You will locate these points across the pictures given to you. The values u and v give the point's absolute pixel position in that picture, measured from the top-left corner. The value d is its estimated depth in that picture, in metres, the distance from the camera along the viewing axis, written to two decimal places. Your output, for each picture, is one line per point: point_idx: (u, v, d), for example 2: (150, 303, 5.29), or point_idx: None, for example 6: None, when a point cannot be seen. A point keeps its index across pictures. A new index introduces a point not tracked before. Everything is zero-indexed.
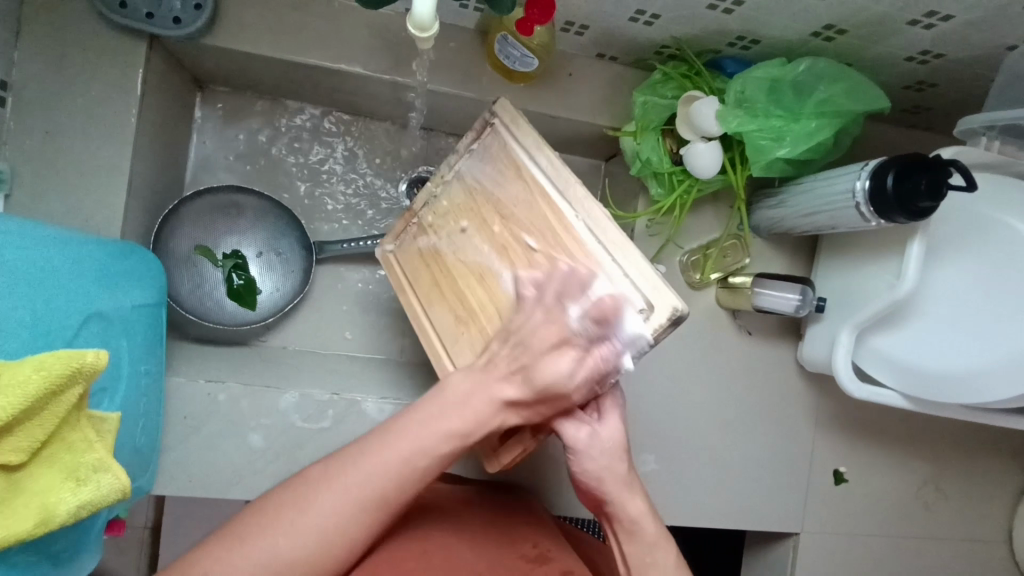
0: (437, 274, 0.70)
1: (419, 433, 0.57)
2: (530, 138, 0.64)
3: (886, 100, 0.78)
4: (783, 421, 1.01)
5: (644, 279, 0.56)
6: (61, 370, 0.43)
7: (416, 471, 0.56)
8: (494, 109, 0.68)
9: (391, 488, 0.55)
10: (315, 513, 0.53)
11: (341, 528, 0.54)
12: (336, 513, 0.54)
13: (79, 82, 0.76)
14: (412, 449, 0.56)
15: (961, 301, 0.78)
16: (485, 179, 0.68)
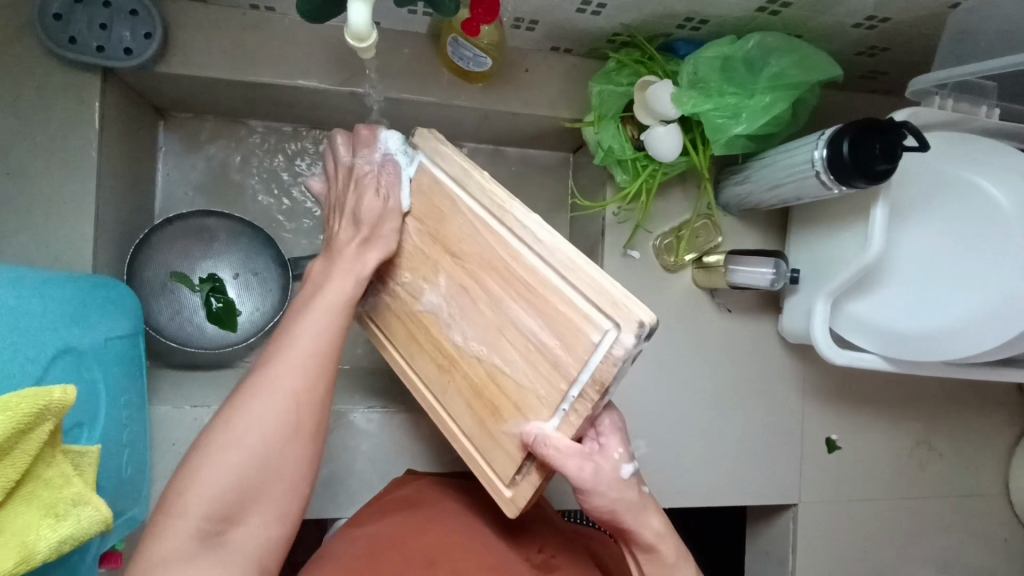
0: (412, 327, 0.67)
1: (313, 323, 0.62)
2: (456, 165, 0.63)
3: (838, 68, 0.79)
4: (772, 395, 1.02)
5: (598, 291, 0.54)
6: (29, 409, 0.44)
7: (325, 349, 0.61)
8: (415, 140, 0.67)
9: (313, 361, 0.60)
10: (264, 413, 0.57)
11: (289, 422, 0.58)
12: (274, 410, 0.57)
13: (36, 121, 0.76)
14: (310, 342, 0.61)
15: (928, 261, 0.79)
16: (427, 212, 0.66)
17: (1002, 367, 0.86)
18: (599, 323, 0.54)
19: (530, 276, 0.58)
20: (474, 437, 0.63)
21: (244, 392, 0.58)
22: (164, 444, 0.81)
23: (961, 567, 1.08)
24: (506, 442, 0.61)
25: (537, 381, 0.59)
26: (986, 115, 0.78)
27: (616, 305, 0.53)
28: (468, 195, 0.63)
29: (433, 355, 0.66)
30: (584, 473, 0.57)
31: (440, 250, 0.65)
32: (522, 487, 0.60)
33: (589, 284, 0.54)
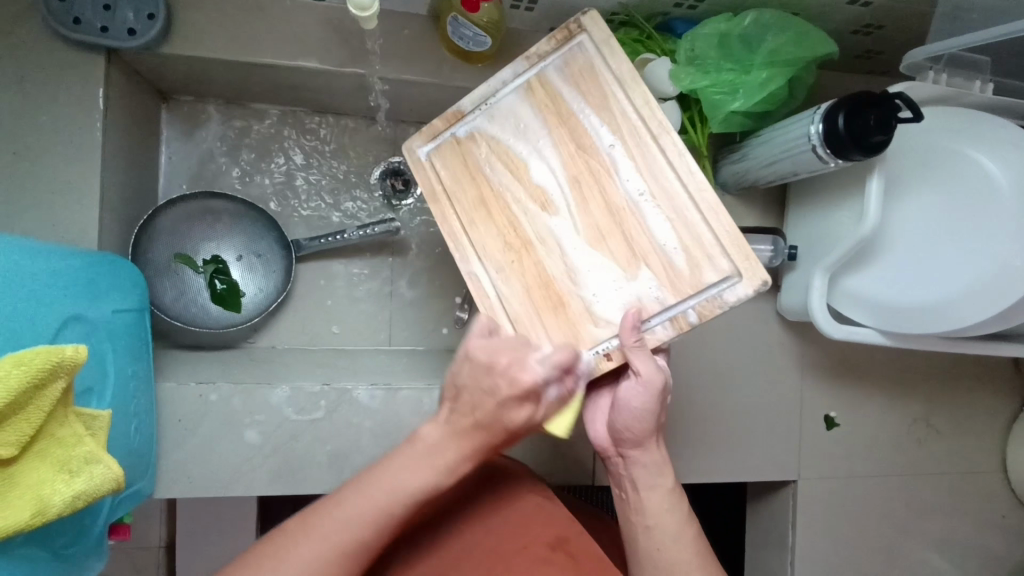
0: (485, 194, 0.66)
1: (379, 487, 0.59)
2: (625, 67, 0.63)
3: (832, 44, 0.80)
4: (771, 373, 1.03)
5: (737, 247, 0.60)
6: (44, 364, 0.45)
7: (386, 514, 0.59)
8: (585, 22, 0.65)
9: (380, 525, 0.59)
10: (296, 561, 0.56)
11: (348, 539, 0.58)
12: (309, 560, 0.57)
13: (40, 100, 0.77)
14: (381, 497, 0.58)
15: (924, 232, 0.80)
16: (563, 95, 0.65)
17: (996, 341, 0.87)
18: (721, 268, 0.60)
19: (665, 200, 0.62)
20: (519, 322, 0.64)
21: (289, 540, 0.58)
22: (170, 422, 0.82)
23: (960, 544, 1.09)
24: (562, 333, 0.63)
25: (626, 293, 0.62)
26: (980, 90, 0.78)
27: (749, 261, 0.59)
28: (625, 101, 0.64)
29: (504, 235, 0.65)
30: (650, 376, 0.61)
31: (565, 137, 0.65)
32: (568, 370, 0.62)
33: (728, 237, 0.60)
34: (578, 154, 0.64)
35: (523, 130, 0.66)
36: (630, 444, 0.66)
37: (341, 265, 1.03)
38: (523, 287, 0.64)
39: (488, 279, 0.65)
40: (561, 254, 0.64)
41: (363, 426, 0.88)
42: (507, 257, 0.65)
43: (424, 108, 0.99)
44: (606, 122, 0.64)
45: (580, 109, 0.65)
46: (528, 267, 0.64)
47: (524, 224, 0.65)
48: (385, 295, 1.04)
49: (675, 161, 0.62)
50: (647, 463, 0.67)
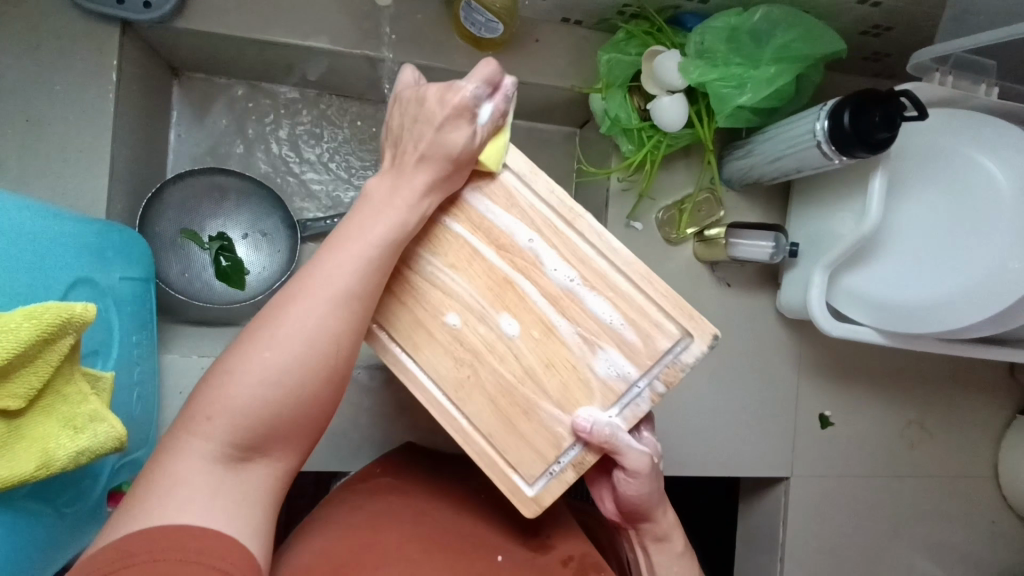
0: (422, 318, 0.63)
1: (373, 230, 0.55)
2: (523, 162, 0.61)
3: (842, 43, 0.80)
4: (768, 370, 1.04)
5: (679, 309, 0.61)
6: (53, 319, 0.46)
7: (367, 284, 0.54)
8: None
9: (370, 273, 0.54)
10: (279, 348, 0.50)
11: (322, 346, 0.51)
12: (314, 318, 0.51)
13: (55, 69, 0.78)
14: (356, 264, 0.54)
15: (924, 234, 0.81)
16: (471, 204, 0.62)
17: (992, 345, 0.87)
18: (670, 332, 0.62)
19: (603, 283, 0.62)
20: (495, 436, 0.64)
21: (253, 339, 0.50)
22: (171, 393, 0.82)
23: (948, 548, 1.10)
24: (536, 440, 0.63)
25: (594, 380, 0.63)
26: (985, 93, 0.79)
27: (693, 319, 0.60)
28: (533, 195, 0.61)
29: (451, 352, 0.63)
30: (636, 462, 0.62)
31: (485, 242, 0.62)
32: (554, 481, 0.63)
33: (670, 300, 0.61)
34: (503, 256, 0.62)
35: (447, 245, 0.62)
36: (636, 521, 0.68)
37: None
38: (485, 401, 0.64)
39: (450, 400, 0.64)
40: (514, 360, 0.63)
41: (362, 405, 0.89)
42: (458, 369, 0.64)
43: None
44: (519, 220, 0.61)
45: (491, 209, 0.61)
46: (482, 377, 0.64)
47: (470, 334, 0.63)
48: None
49: (603, 244, 0.61)
50: (661, 531, 0.68)
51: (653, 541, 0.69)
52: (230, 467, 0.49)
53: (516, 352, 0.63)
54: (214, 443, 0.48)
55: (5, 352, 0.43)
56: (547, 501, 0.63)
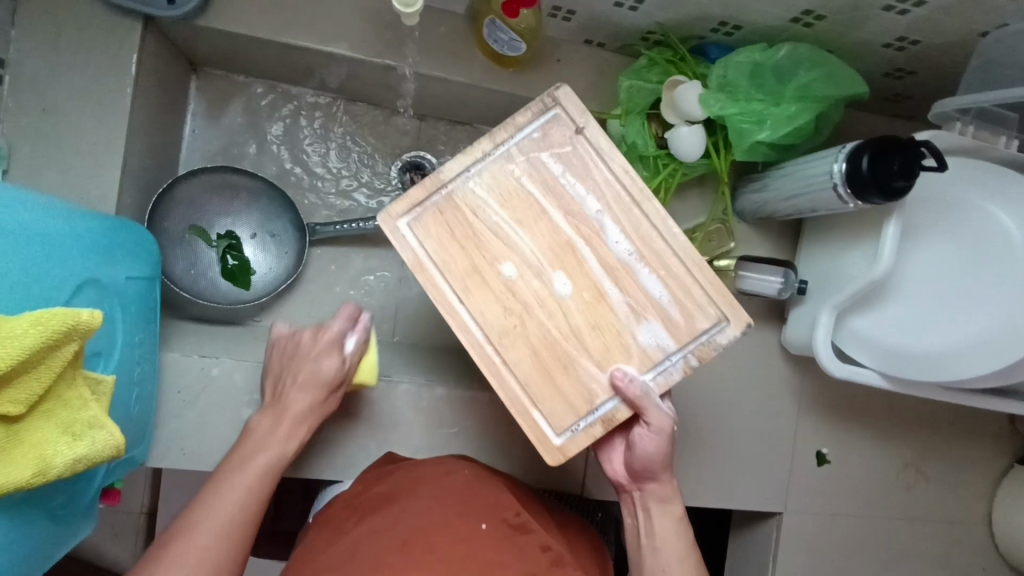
0: (476, 264, 0.64)
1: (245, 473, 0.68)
2: (603, 136, 0.65)
3: (863, 85, 0.80)
4: (768, 403, 1.03)
5: (722, 296, 0.64)
6: (59, 326, 0.45)
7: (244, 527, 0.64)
8: (556, 96, 0.64)
9: (250, 499, 0.66)
10: (202, 527, 0.62)
11: (229, 529, 0.63)
12: (228, 521, 0.63)
13: (74, 60, 0.78)
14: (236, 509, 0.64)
15: (935, 284, 0.81)
16: (546, 165, 0.65)
17: (996, 396, 0.87)
18: (711, 317, 0.64)
19: (656, 262, 0.65)
20: (530, 385, 0.64)
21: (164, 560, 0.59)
22: (170, 392, 0.82)
23: None
24: (571, 392, 0.64)
25: (631, 347, 0.65)
26: (1006, 146, 0.78)
27: (734, 309, 0.64)
28: (606, 169, 0.65)
29: (500, 302, 0.64)
30: (658, 419, 0.64)
31: (554, 205, 0.65)
32: (581, 433, 0.64)
33: (715, 287, 0.64)
34: (569, 220, 0.65)
35: (514, 199, 0.65)
36: (645, 479, 0.70)
37: (351, 254, 1.03)
38: (527, 351, 0.64)
39: (490, 347, 0.64)
40: (562, 317, 0.65)
41: (360, 414, 0.88)
42: (504, 319, 0.64)
43: (449, 106, 1.00)
44: (593, 189, 0.65)
45: (569, 176, 0.65)
46: (527, 330, 0.64)
47: (521, 289, 0.65)
48: (392, 288, 1.04)
49: (662, 224, 0.65)
50: (665, 492, 0.70)
51: (655, 503, 0.71)
52: None
53: (564, 311, 0.65)
54: None
55: (10, 358, 0.43)
56: (572, 451, 0.64)
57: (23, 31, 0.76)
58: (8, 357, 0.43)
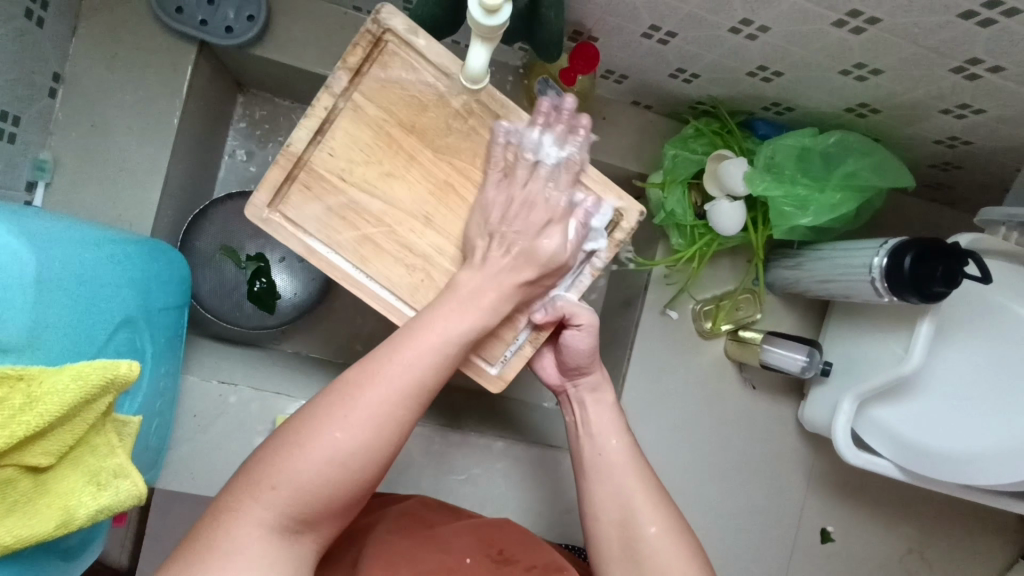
0: (361, 221, 0.64)
1: (378, 407, 0.52)
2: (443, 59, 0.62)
3: (910, 179, 0.80)
4: (777, 475, 1.02)
5: (607, 191, 0.65)
6: (97, 380, 0.45)
7: (383, 440, 0.52)
8: (379, 23, 0.60)
9: (394, 422, 0.53)
10: (340, 433, 0.51)
11: (378, 436, 0.52)
12: (361, 426, 0.51)
13: (127, 79, 0.78)
14: (373, 415, 0.52)
15: (965, 383, 0.79)
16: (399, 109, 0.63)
17: None
18: (602, 213, 0.66)
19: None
20: None
21: (295, 438, 0.51)
22: (185, 416, 0.82)
23: None
24: (492, 321, 0.66)
25: (548, 248, 0.61)
26: None
27: (620, 199, 0.65)
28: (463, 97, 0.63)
29: (401, 258, 0.65)
30: (578, 318, 0.65)
31: (419, 146, 0.64)
32: (513, 359, 0.67)
33: (601, 183, 0.65)
34: (440, 159, 0.64)
35: (379, 152, 0.64)
36: (580, 374, 0.69)
37: None
38: (439, 296, 0.65)
39: (405, 303, 0.65)
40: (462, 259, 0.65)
41: None
42: (408, 271, 0.65)
43: None
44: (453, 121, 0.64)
45: (419, 111, 0.63)
46: (433, 276, 0.65)
47: (415, 239, 0.65)
48: None
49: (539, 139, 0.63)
50: (598, 381, 0.69)
51: (589, 393, 0.69)
52: (284, 537, 0.50)
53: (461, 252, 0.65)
54: (271, 513, 0.50)
55: (47, 416, 0.42)
56: (510, 375, 0.68)
57: (81, 46, 0.77)
58: (45, 415, 0.42)
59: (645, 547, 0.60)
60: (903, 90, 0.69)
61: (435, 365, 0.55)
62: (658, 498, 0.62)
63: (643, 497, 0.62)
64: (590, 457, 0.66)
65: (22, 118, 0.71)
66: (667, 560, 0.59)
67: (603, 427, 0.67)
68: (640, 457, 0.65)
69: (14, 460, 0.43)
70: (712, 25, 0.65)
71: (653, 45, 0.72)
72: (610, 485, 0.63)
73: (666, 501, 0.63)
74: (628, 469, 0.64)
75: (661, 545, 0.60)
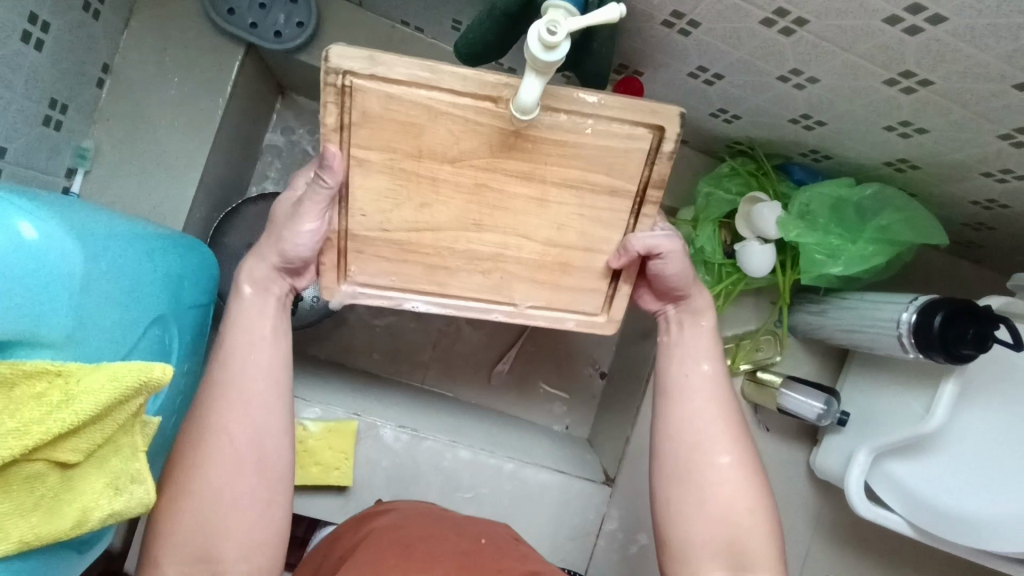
0: (417, 254, 0.61)
1: (220, 441, 0.57)
2: (401, 67, 0.52)
3: (944, 237, 0.79)
4: (785, 520, 1.01)
5: (629, 107, 0.55)
6: (132, 382, 0.44)
7: (239, 462, 0.57)
8: (333, 62, 0.51)
9: (248, 440, 0.57)
10: (198, 479, 0.56)
11: (230, 463, 0.56)
12: (214, 466, 0.56)
13: (174, 74, 0.79)
14: (219, 444, 0.57)
15: (983, 444, 0.78)
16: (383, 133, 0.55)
17: None
18: (640, 132, 0.56)
19: (496, 141, 0.56)
20: (550, 303, 0.65)
21: (167, 513, 0.57)
22: None
23: None
24: (579, 283, 0.64)
25: (298, 248, 0.59)
26: None
27: (653, 111, 0.54)
28: (444, 91, 0.53)
29: (476, 267, 0.62)
30: (659, 249, 0.60)
31: (438, 166, 0.56)
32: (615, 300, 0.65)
33: (629, 108, 0.55)
34: (463, 169, 0.57)
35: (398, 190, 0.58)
36: (678, 300, 0.67)
37: None
38: (527, 282, 0.63)
39: (492, 300, 0.65)
40: (526, 241, 0.61)
41: (380, 463, 0.88)
42: (485, 275, 0.63)
43: None
44: (460, 125, 0.55)
45: (417, 133, 0.55)
46: (502, 274, 0.63)
47: (476, 247, 0.61)
48: (429, 336, 1.05)
49: (434, 80, 0.52)
50: (698, 306, 0.66)
51: (688, 317, 0.67)
52: None
53: (524, 236, 0.61)
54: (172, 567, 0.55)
55: (82, 413, 0.42)
56: (619, 314, 0.66)
57: (131, 39, 0.78)
58: (80, 412, 0.42)
59: (710, 472, 0.62)
60: (947, 149, 0.68)
61: (258, 381, 0.59)
62: (731, 428, 0.64)
63: (718, 428, 0.64)
64: (674, 378, 0.66)
65: (70, 106, 0.72)
66: (731, 490, 0.62)
67: (692, 350, 0.66)
68: (724, 381, 0.66)
69: (44, 454, 0.43)
70: (760, 71, 0.65)
71: (697, 84, 0.72)
72: (688, 411, 0.64)
73: (741, 435, 0.64)
74: (712, 395, 0.64)
75: (731, 474, 0.62)
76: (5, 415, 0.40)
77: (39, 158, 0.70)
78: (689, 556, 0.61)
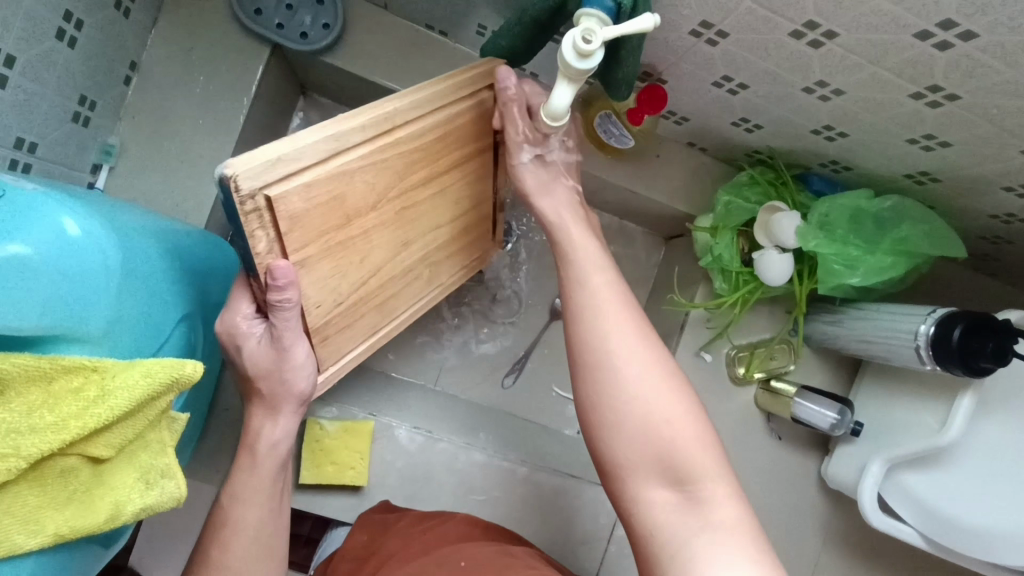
0: (363, 304, 0.66)
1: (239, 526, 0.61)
2: (311, 147, 0.48)
3: (962, 250, 0.79)
4: (795, 529, 1.01)
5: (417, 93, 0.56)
6: (164, 378, 0.44)
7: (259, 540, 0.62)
8: (245, 188, 0.44)
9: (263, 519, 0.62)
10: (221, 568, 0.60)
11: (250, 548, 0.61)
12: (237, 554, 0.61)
13: (200, 73, 0.80)
14: (239, 528, 0.61)
15: (999, 458, 0.78)
16: (320, 214, 0.53)
17: None
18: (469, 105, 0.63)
19: (399, 170, 0.59)
20: (460, 264, 0.80)
21: None
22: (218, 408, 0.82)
23: None
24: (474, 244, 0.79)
25: (300, 370, 0.61)
26: None
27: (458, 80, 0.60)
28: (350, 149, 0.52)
29: (416, 274, 0.72)
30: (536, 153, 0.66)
31: (362, 220, 0.58)
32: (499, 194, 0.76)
33: (437, 95, 0.57)
34: (376, 209, 0.59)
35: (336, 253, 0.57)
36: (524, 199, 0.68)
37: None
38: (446, 256, 0.76)
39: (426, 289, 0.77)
40: (442, 231, 0.71)
41: None
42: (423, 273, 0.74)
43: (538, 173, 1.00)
44: (370, 174, 0.56)
45: (340, 208, 0.55)
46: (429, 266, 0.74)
47: (407, 260, 0.69)
48: None
49: (341, 148, 0.51)
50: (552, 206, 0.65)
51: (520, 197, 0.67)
52: None
53: (446, 225, 0.72)
54: None
55: (117, 409, 0.43)
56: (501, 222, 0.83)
57: (159, 37, 0.79)
58: (114, 408, 0.43)
59: (623, 380, 0.55)
60: (969, 163, 0.69)
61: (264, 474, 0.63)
62: (641, 333, 0.58)
63: (632, 338, 0.57)
64: (578, 288, 0.60)
65: (98, 103, 0.73)
66: (654, 400, 0.54)
67: (587, 262, 0.62)
68: (623, 289, 0.61)
69: (78, 450, 0.44)
70: (786, 82, 0.66)
71: (721, 94, 0.73)
72: (600, 324, 0.57)
73: (653, 341, 0.57)
74: (611, 299, 0.59)
75: (639, 383, 0.55)
76: (44, 411, 0.41)
77: (67, 154, 0.70)
78: (626, 475, 0.54)
